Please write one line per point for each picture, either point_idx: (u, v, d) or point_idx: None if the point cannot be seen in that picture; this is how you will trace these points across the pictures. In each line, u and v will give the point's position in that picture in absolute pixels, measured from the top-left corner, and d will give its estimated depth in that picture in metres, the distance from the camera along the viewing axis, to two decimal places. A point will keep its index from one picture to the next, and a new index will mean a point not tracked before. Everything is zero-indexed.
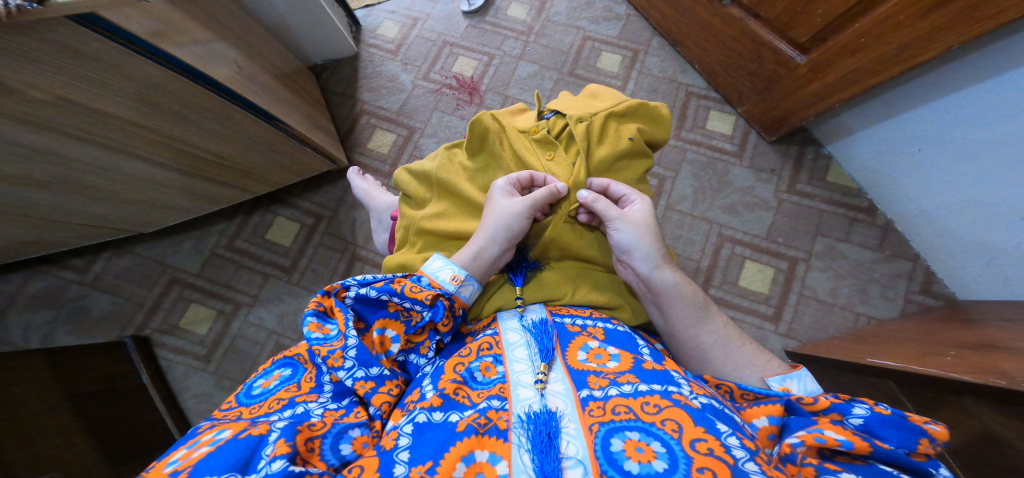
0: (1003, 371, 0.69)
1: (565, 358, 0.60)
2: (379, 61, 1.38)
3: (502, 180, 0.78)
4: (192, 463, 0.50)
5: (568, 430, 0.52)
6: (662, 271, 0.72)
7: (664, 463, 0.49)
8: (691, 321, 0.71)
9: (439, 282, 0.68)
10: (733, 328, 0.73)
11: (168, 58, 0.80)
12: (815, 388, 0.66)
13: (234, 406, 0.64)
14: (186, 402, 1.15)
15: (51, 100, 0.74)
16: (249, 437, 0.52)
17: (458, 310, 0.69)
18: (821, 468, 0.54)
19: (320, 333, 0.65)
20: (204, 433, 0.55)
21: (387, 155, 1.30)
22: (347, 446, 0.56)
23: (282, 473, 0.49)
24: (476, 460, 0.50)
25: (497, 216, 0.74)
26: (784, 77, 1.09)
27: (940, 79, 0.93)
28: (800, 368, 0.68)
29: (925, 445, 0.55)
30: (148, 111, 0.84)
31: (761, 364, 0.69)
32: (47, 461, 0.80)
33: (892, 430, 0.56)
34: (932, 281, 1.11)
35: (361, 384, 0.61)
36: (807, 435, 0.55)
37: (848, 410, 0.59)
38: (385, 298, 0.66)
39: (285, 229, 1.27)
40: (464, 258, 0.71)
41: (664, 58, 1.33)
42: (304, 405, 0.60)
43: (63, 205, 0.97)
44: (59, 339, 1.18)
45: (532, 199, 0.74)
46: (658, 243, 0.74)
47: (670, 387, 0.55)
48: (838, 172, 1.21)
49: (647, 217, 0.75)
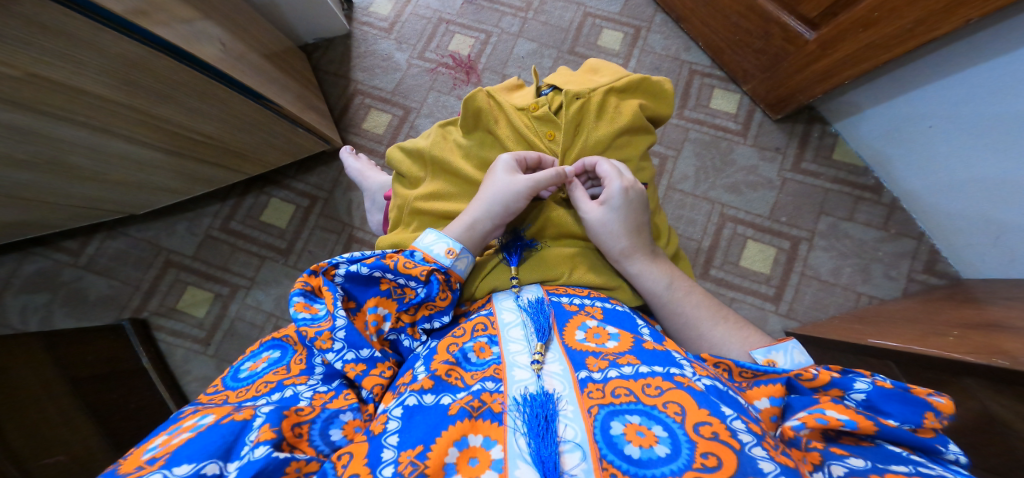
0: (1006, 351, 0.68)
1: (561, 337, 0.59)
2: (373, 39, 1.34)
3: (508, 155, 0.75)
4: (170, 450, 0.49)
5: (567, 413, 0.51)
6: (623, 264, 0.73)
7: (666, 448, 0.47)
8: (660, 307, 0.72)
9: (434, 257, 0.65)
10: (710, 306, 0.72)
11: (143, 35, 0.77)
12: (805, 361, 0.62)
13: (221, 390, 0.63)
14: (188, 386, 1.15)
15: (25, 77, 0.71)
16: (232, 423, 0.51)
17: (454, 284, 0.66)
18: (828, 452, 0.53)
19: (308, 312, 0.64)
20: (186, 418, 0.54)
21: (382, 136, 1.28)
22: (337, 432, 0.54)
23: (266, 460, 0.48)
24: (468, 445, 0.49)
25: (497, 192, 0.71)
26: (792, 54, 1.06)
27: (955, 55, 0.90)
28: (791, 340, 0.64)
29: (931, 420, 0.54)
30: (129, 89, 0.81)
31: (740, 341, 0.67)
32: (52, 441, 0.80)
33: (896, 405, 0.55)
34: (936, 260, 1.10)
35: (350, 366, 0.60)
36: (808, 417, 0.54)
37: (849, 385, 0.57)
38: (378, 274, 0.64)
39: (280, 210, 1.25)
40: (457, 229, 0.70)
41: (667, 35, 1.30)
42: (292, 388, 0.59)
43: (48, 186, 0.95)
44: (56, 321, 1.17)
45: (535, 180, 0.71)
46: (626, 232, 0.72)
47: (671, 369, 0.54)
48: (845, 150, 1.19)
49: (615, 205, 0.72)
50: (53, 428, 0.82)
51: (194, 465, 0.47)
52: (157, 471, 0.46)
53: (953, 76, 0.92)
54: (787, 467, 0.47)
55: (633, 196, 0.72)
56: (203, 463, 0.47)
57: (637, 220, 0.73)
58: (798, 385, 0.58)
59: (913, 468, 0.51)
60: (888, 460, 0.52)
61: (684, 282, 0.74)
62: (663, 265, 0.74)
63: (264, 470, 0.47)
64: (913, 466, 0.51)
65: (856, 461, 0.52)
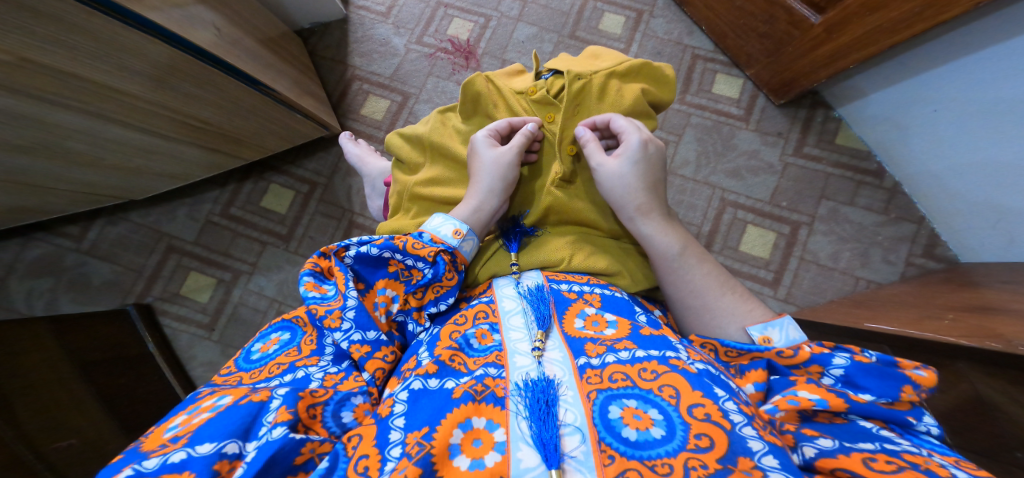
0: (1000, 335, 0.69)
1: (561, 325, 0.60)
2: (371, 24, 1.33)
3: (480, 132, 0.77)
4: (192, 429, 0.50)
5: (567, 398, 0.52)
6: (637, 222, 0.72)
7: (661, 430, 0.49)
8: (668, 272, 0.71)
9: (442, 238, 0.67)
10: (719, 276, 0.70)
11: (135, 18, 0.76)
12: (799, 336, 0.61)
13: (234, 371, 0.65)
14: (194, 370, 1.16)
15: (17, 62, 0.71)
16: (249, 403, 0.52)
17: (460, 265, 0.67)
18: (799, 434, 0.54)
19: (317, 292, 0.65)
20: (204, 399, 0.56)
21: (381, 122, 1.27)
22: (348, 414, 0.55)
23: (283, 441, 0.49)
24: (473, 427, 0.50)
25: (491, 169, 0.74)
26: (796, 38, 1.06)
27: (964, 38, 0.89)
28: (785, 315, 0.63)
29: (909, 393, 0.55)
30: (122, 74, 0.81)
31: (742, 313, 0.66)
32: (64, 426, 0.81)
33: (874, 380, 0.56)
34: (935, 243, 1.11)
35: (356, 347, 0.60)
36: (782, 400, 0.55)
37: (829, 361, 0.58)
38: (387, 255, 0.65)
39: (280, 196, 1.25)
40: (464, 213, 0.71)
41: (670, 19, 1.29)
42: (304, 369, 0.60)
43: (47, 171, 0.95)
44: (61, 306, 1.19)
45: (515, 146, 0.74)
46: (642, 190, 0.73)
47: (667, 353, 0.55)
48: (847, 134, 1.19)
49: (632, 158, 0.73)
50: (62, 410, 0.84)
51: (216, 444, 0.49)
52: (180, 450, 0.48)
53: (961, 59, 0.91)
54: (777, 446, 0.48)
55: (649, 153, 0.74)
56: (225, 442, 0.49)
57: (652, 178, 0.74)
58: (777, 366, 0.60)
59: (878, 446, 0.51)
60: (857, 438, 0.53)
61: (697, 250, 0.72)
62: (678, 231, 0.72)
63: (281, 451, 0.49)
64: (879, 444, 0.52)
65: (825, 441, 0.53)
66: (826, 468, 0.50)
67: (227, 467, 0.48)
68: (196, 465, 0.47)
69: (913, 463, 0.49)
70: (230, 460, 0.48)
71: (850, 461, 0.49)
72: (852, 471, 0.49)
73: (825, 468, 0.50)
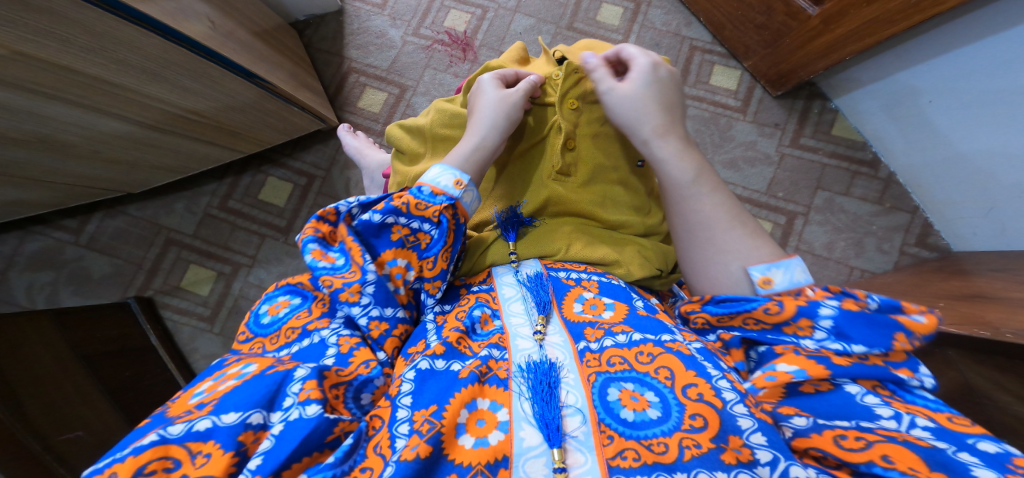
0: (989, 322, 0.70)
1: (560, 311, 0.61)
2: (366, 16, 1.33)
3: (487, 74, 0.78)
4: (218, 397, 0.51)
5: (568, 381, 0.53)
6: (651, 145, 0.71)
7: (658, 411, 0.50)
8: (678, 199, 0.69)
9: (442, 189, 0.66)
10: (730, 208, 0.68)
11: (127, 11, 0.76)
12: (803, 278, 0.62)
13: (251, 337, 0.66)
14: (197, 363, 1.18)
15: (9, 55, 0.71)
16: (275, 373, 0.53)
17: (462, 220, 0.67)
18: (777, 413, 0.54)
19: (326, 262, 0.63)
20: (230, 365, 0.56)
21: (378, 114, 1.28)
22: (368, 395, 0.56)
23: (317, 419, 0.50)
24: (477, 407, 0.51)
25: (494, 107, 0.74)
26: (794, 30, 1.06)
27: (954, 30, 0.90)
28: (793, 256, 0.63)
29: (902, 341, 0.55)
30: (117, 67, 0.81)
31: (747, 249, 0.65)
32: (73, 418, 0.82)
33: (859, 330, 0.56)
34: (929, 232, 1.12)
35: (374, 324, 0.62)
36: (760, 377, 0.56)
37: (815, 313, 0.57)
38: (390, 221, 0.64)
39: (277, 188, 1.26)
40: (468, 151, 0.72)
41: (667, 10, 1.29)
42: (317, 334, 0.61)
43: (43, 164, 0.95)
44: (62, 299, 1.19)
45: (525, 91, 0.75)
46: (652, 115, 0.71)
47: (663, 337, 0.57)
48: (844, 125, 1.20)
49: (644, 82, 0.72)
50: (68, 399, 0.84)
51: (241, 414, 0.49)
52: (206, 418, 0.49)
53: (956, 51, 0.92)
54: (766, 423, 0.50)
55: (661, 77, 0.73)
56: (250, 412, 0.50)
57: (665, 103, 0.73)
58: (760, 331, 0.60)
59: (852, 423, 0.52)
60: (835, 413, 0.54)
61: (710, 180, 0.70)
62: (693, 157, 0.71)
63: (316, 429, 0.50)
64: (854, 420, 0.52)
65: (800, 420, 0.53)
66: (800, 448, 0.51)
67: (253, 438, 0.49)
68: (222, 435, 0.48)
69: (889, 437, 0.50)
70: (254, 430, 0.49)
71: (823, 440, 0.50)
72: (825, 450, 0.50)
73: (800, 448, 0.51)
